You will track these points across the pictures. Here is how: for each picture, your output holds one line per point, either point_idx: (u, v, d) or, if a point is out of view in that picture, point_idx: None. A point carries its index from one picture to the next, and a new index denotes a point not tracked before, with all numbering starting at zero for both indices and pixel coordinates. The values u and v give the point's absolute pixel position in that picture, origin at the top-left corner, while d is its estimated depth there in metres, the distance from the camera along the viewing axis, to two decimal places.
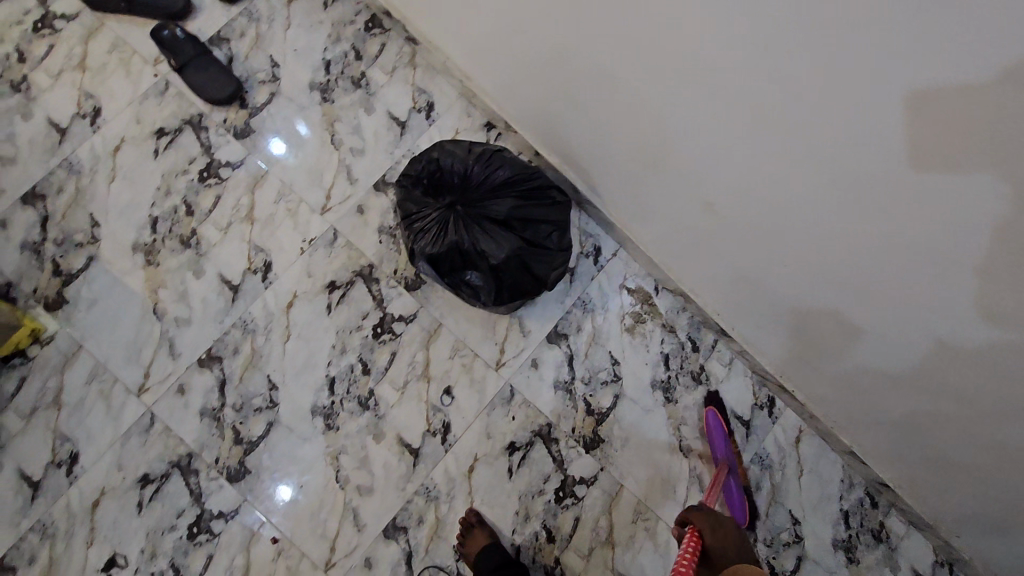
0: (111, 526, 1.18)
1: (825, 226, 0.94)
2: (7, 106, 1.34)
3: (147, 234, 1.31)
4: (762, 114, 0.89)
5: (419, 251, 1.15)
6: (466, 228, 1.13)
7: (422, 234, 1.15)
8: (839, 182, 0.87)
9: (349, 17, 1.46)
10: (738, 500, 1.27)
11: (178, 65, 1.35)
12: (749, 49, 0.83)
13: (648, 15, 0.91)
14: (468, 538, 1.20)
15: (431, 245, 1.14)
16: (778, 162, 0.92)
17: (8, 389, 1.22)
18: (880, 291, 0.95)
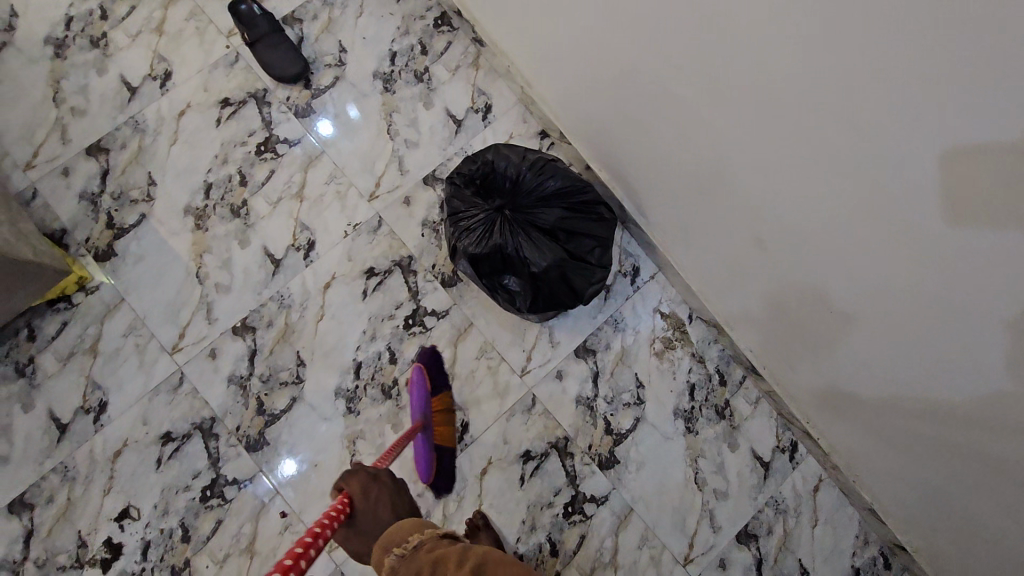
0: (129, 478, 1.21)
1: (878, 283, 0.92)
2: (85, 59, 1.39)
3: (199, 199, 1.35)
4: (826, 161, 0.87)
5: (461, 249, 1.16)
6: (511, 232, 1.14)
7: (465, 233, 1.15)
8: (895, 240, 0.85)
9: (419, 12, 1.49)
10: (423, 458, 1.20)
11: (250, 40, 1.39)
12: (820, 93, 0.81)
13: (717, 47, 0.91)
14: (473, 539, 1.18)
15: (475, 244, 1.14)
16: (835, 211, 0.91)
17: (49, 332, 1.26)
18: (926, 356, 0.92)
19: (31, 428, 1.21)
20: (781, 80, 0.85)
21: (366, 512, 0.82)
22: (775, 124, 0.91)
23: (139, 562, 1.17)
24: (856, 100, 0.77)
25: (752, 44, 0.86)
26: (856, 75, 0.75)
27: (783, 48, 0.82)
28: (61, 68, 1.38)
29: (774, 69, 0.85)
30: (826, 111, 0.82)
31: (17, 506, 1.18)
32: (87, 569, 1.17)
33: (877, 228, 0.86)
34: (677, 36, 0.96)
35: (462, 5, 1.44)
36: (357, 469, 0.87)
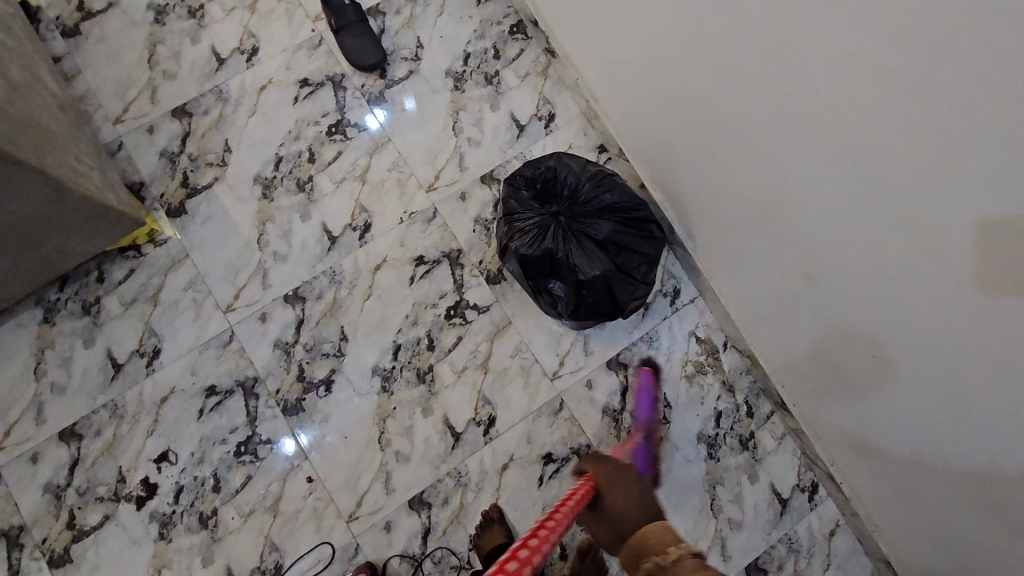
0: (171, 423, 1.27)
1: (919, 339, 0.92)
2: (181, 27, 1.48)
3: (269, 170, 1.42)
4: (880, 213, 0.88)
5: (513, 249, 1.19)
6: (563, 239, 1.18)
7: (517, 235, 1.19)
8: (940, 300, 0.85)
9: (497, 18, 1.54)
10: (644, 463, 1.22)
11: (336, 27, 1.45)
12: (881, 146, 0.83)
13: (787, 87, 0.93)
14: (485, 533, 1.23)
15: (527, 245, 1.18)
16: (882, 262, 0.92)
17: (116, 277, 1.34)
18: (956, 415, 0.92)
19: (89, 364, 1.29)
20: (844, 125, 0.87)
21: (616, 503, 0.96)
22: (833, 167, 0.92)
23: (171, 504, 1.24)
24: (916, 158, 0.79)
25: (821, 87, 0.87)
26: (921, 130, 0.76)
27: (851, 95, 0.83)
28: (158, 33, 1.47)
29: (838, 114, 0.86)
30: (886, 161, 0.83)
31: (68, 435, 1.26)
32: (123, 503, 1.23)
33: (924, 282, 0.86)
34: (747, 70, 0.98)
35: (539, 16, 1.49)
36: (606, 461, 1.05)
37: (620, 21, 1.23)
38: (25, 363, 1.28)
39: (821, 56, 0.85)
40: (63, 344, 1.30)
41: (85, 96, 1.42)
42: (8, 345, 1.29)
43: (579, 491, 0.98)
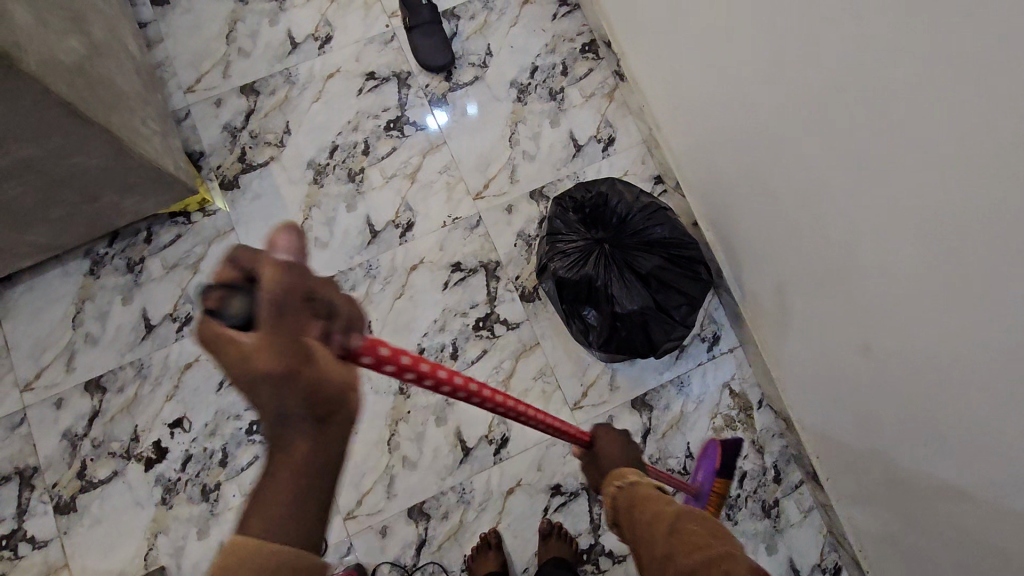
0: (191, 391, 1.28)
1: (974, 438, 0.84)
2: (262, 8, 1.51)
3: (323, 156, 1.43)
4: (951, 297, 0.81)
5: (551, 270, 1.16)
6: (604, 267, 1.14)
7: (557, 257, 1.16)
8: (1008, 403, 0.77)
9: (570, 35, 1.52)
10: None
11: (409, 25, 1.46)
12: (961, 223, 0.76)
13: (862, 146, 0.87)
14: (480, 556, 1.20)
15: (565, 269, 1.14)
16: (947, 348, 0.84)
17: (163, 240, 1.37)
18: (1002, 530, 0.83)
19: (124, 321, 1.32)
20: (922, 195, 0.80)
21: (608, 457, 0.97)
22: (905, 238, 0.85)
23: (178, 471, 1.25)
24: (997, 244, 0.72)
25: (901, 151, 0.81)
26: (1007, 213, 0.69)
27: (933, 166, 0.76)
28: (240, 11, 1.51)
29: (915, 182, 0.80)
30: (964, 241, 0.76)
31: (92, 386, 1.28)
32: (133, 462, 1.25)
33: (990, 378, 0.78)
34: (823, 122, 0.92)
35: (613, 37, 1.46)
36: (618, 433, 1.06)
37: (696, 54, 1.19)
38: (65, 311, 1.32)
39: (904, 120, 0.79)
40: (103, 298, 1.33)
41: (163, 63, 1.47)
42: (53, 290, 1.33)
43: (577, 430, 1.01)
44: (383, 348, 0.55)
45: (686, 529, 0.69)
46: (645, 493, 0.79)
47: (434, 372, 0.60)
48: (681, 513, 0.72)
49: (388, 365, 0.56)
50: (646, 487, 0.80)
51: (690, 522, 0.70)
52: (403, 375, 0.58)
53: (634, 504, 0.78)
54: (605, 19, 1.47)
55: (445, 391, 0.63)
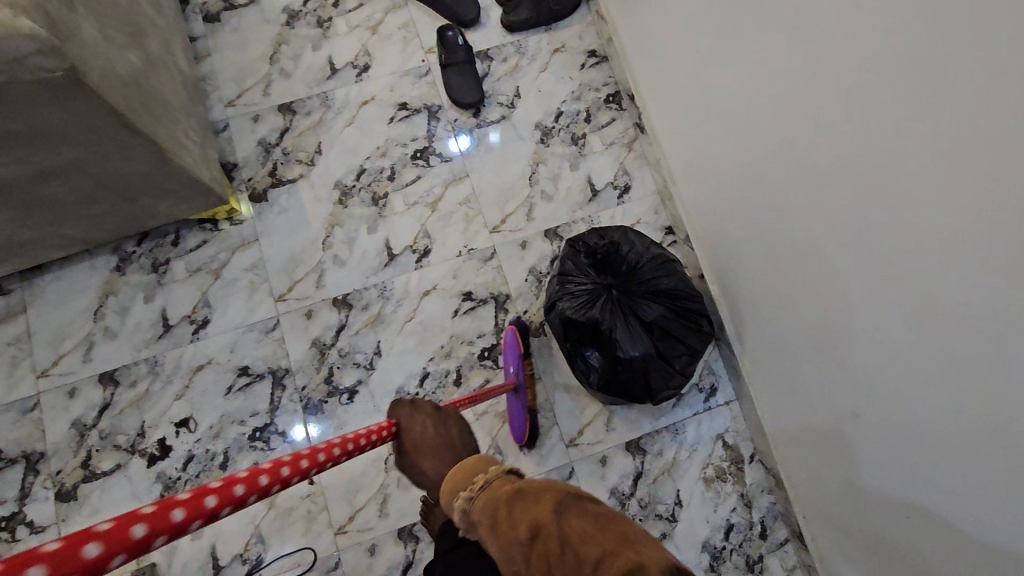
0: (200, 392, 1.32)
1: (960, 517, 0.87)
2: (307, 34, 1.59)
3: (351, 178, 1.49)
4: (944, 379, 0.85)
5: (559, 308, 1.21)
6: (610, 311, 1.19)
7: (566, 297, 1.21)
8: (995, 486, 0.80)
9: (595, 85, 1.60)
10: (520, 417, 1.28)
11: (444, 62, 1.54)
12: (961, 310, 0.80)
13: (868, 225, 0.92)
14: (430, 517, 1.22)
15: (574, 309, 1.19)
16: (937, 426, 0.87)
17: (189, 244, 1.42)
18: None
19: (144, 318, 1.37)
20: (923, 278, 0.84)
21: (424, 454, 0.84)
22: (904, 315, 0.89)
23: (179, 469, 1.28)
24: (993, 334, 0.76)
25: (904, 236, 0.86)
26: (1004, 306, 0.74)
27: (937, 253, 0.81)
28: (286, 35, 1.59)
29: (916, 266, 0.85)
30: (962, 327, 0.80)
31: (106, 378, 1.32)
32: (136, 457, 1.28)
33: (978, 460, 0.82)
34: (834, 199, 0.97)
35: (636, 92, 1.53)
36: (412, 416, 0.89)
37: (717, 118, 1.25)
38: (88, 302, 1.37)
39: (911, 209, 0.83)
40: (125, 294, 1.38)
41: (208, 76, 1.54)
42: (79, 282, 1.38)
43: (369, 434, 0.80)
44: (92, 547, 0.37)
45: (572, 529, 0.56)
46: (507, 492, 0.64)
47: (224, 500, 0.49)
48: (559, 508, 0.59)
49: (163, 537, 0.42)
50: (503, 486, 0.66)
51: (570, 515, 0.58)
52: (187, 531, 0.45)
53: (497, 505, 0.63)
54: (630, 75, 1.54)
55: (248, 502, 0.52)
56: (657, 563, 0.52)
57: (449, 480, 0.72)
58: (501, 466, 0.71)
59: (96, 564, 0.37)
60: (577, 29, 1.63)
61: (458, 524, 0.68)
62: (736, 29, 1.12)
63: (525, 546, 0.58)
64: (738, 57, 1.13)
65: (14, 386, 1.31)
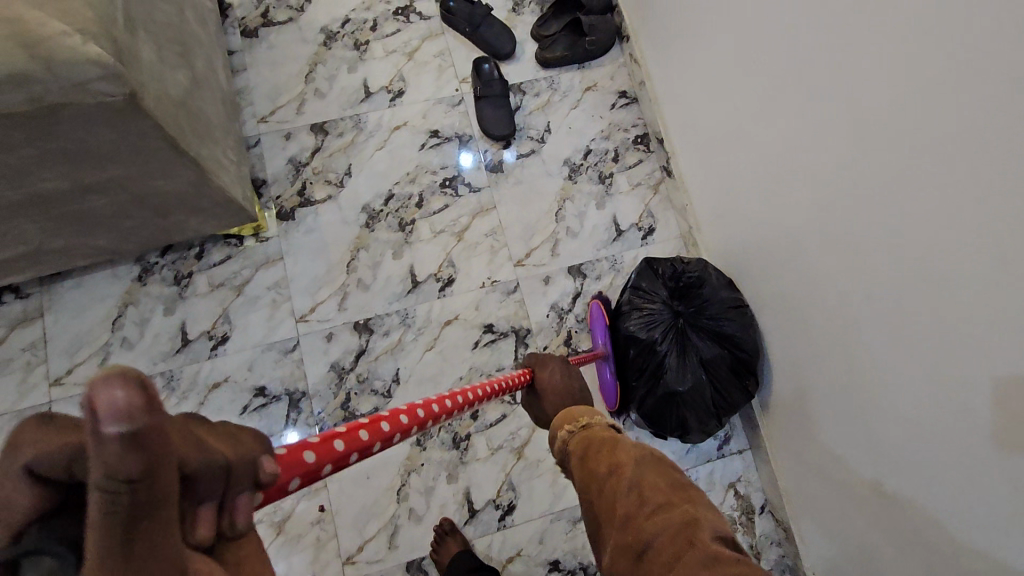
0: (215, 410, 1.31)
1: None
2: (343, 55, 1.59)
3: (379, 203, 1.48)
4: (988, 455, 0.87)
5: (624, 322, 1.25)
6: (671, 338, 1.23)
7: (634, 311, 1.25)
8: None
9: (625, 125, 1.62)
10: (612, 384, 1.29)
11: (479, 94, 1.55)
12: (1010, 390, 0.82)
13: None
14: (441, 546, 1.23)
15: (638, 326, 1.23)
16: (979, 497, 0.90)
17: (213, 258, 1.41)
18: None
19: (162, 331, 1.35)
20: None
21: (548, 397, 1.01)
22: (948, 391, 0.91)
23: None
24: None
25: None
26: None
27: None
28: (322, 54, 1.58)
29: None
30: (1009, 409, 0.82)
31: None
32: None
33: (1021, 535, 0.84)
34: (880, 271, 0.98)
35: (666, 136, 1.55)
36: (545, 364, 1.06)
37: (750, 172, 1.27)
38: (107, 312, 1.35)
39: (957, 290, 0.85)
40: (145, 305, 1.36)
41: (242, 90, 1.53)
42: (99, 291, 1.36)
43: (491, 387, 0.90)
44: (309, 455, 0.46)
45: (640, 475, 0.69)
46: (602, 437, 0.79)
47: (374, 436, 0.55)
48: (639, 460, 0.71)
49: (354, 455, 0.51)
50: (602, 432, 0.80)
51: (647, 469, 0.70)
52: (348, 462, 0.51)
53: (591, 444, 0.78)
54: (661, 119, 1.56)
55: (394, 440, 0.59)
56: (703, 522, 0.62)
57: (564, 415, 0.88)
58: (606, 420, 0.85)
59: (314, 469, 0.47)
60: (609, 70, 1.65)
61: (558, 454, 0.84)
62: (780, 92, 1.14)
63: (599, 479, 0.73)
64: (780, 119, 1.15)
65: (26, 394, 1.29)
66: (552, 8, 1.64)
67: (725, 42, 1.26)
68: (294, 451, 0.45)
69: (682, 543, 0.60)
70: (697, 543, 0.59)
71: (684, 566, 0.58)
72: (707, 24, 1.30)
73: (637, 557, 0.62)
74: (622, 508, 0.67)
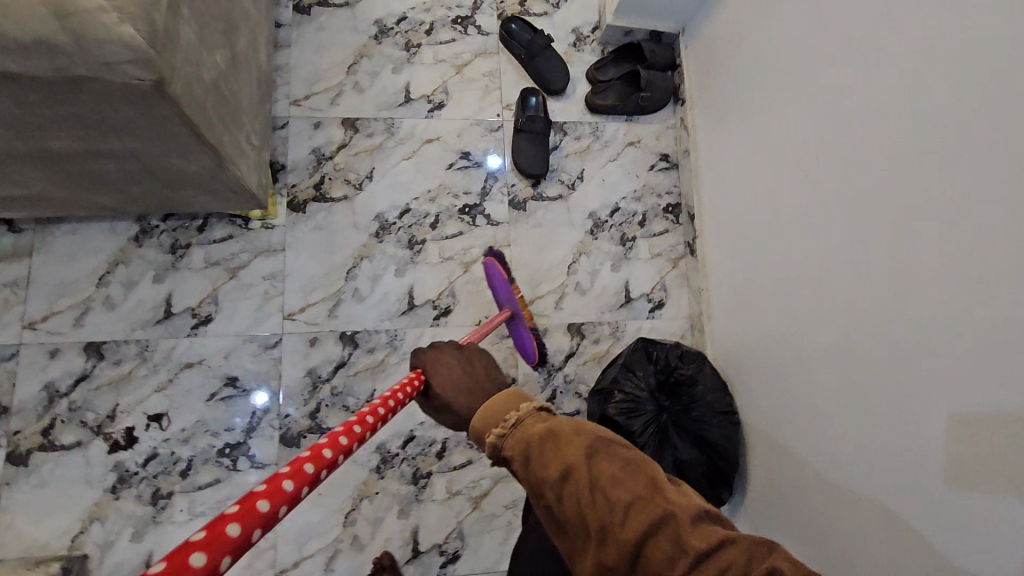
0: (182, 391, 1.28)
1: None
2: (392, 53, 1.54)
3: (393, 215, 1.44)
4: None
5: (606, 404, 1.22)
6: (651, 433, 1.20)
7: (617, 394, 1.22)
8: None
9: (659, 190, 1.57)
10: (528, 341, 1.28)
11: (520, 126, 1.50)
12: None
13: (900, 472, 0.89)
14: None
15: (619, 412, 1.20)
16: None
17: (215, 234, 1.37)
18: None
19: (147, 298, 1.32)
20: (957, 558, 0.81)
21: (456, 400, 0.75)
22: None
23: (138, 464, 1.24)
24: None
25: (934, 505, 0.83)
26: None
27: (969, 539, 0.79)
28: (370, 48, 1.53)
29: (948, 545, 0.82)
30: None
31: (92, 350, 1.28)
32: (99, 439, 1.24)
33: None
34: (877, 434, 0.94)
35: (699, 214, 1.50)
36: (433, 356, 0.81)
37: (773, 281, 1.23)
38: (96, 266, 1.32)
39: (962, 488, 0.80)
40: (137, 268, 1.33)
41: (280, 68, 1.48)
42: (94, 242, 1.33)
43: (400, 390, 0.76)
44: (197, 557, 0.41)
45: (604, 474, 0.54)
46: (538, 431, 0.59)
47: (276, 501, 0.49)
48: (591, 456, 0.56)
49: (256, 530, 0.46)
50: (536, 423, 0.60)
51: (607, 463, 0.55)
52: (249, 541, 0.46)
53: (529, 450, 0.58)
54: (698, 194, 1.51)
55: (310, 487, 0.55)
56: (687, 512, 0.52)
57: (479, 413, 0.64)
58: (529, 401, 0.64)
59: (206, 569, 0.41)
60: (656, 129, 1.60)
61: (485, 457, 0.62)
62: (820, 215, 1.09)
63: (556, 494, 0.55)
64: (813, 241, 1.10)
65: None
66: (615, 52, 1.60)
67: (778, 143, 1.21)
68: (215, 530, 0.43)
69: (682, 559, 0.49)
70: (685, 543, 0.50)
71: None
72: (766, 116, 1.25)
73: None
74: (596, 526, 0.52)
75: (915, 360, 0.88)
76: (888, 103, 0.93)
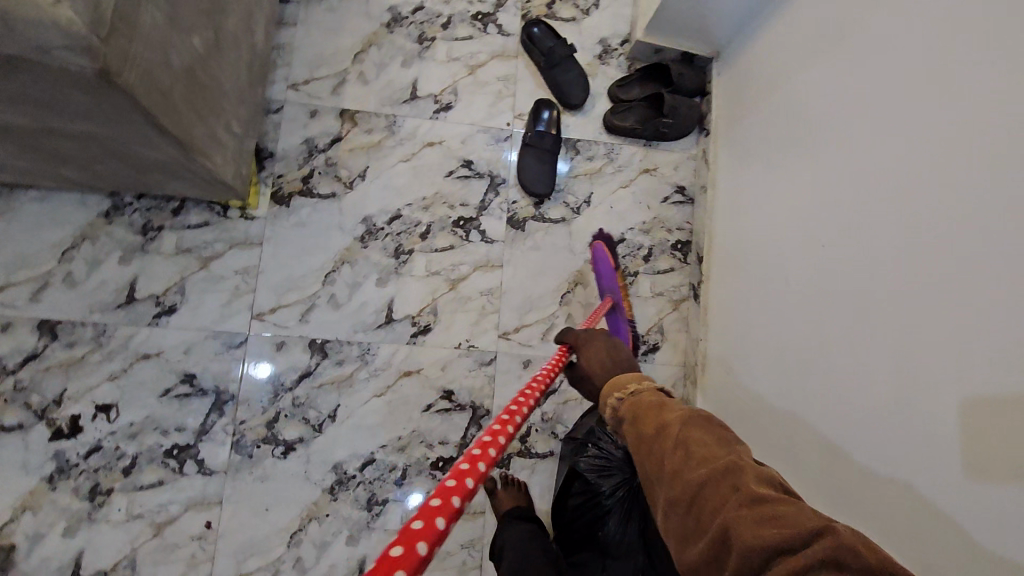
0: (135, 384, 1.21)
1: None
2: (402, 45, 1.43)
3: (382, 219, 1.35)
4: None
5: (578, 458, 1.16)
6: (618, 494, 1.09)
7: (590, 448, 1.16)
8: None
9: (669, 225, 1.46)
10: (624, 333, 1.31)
11: (528, 140, 1.39)
12: None
13: None
14: None
15: (589, 469, 1.13)
16: None
17: (190, 219, 1.28)
18: None
19: (110, 280, 1.24)
20: None
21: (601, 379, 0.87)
22: None
23: (80, 456, 1.17)
24: None
25: None
26: None
27: None
28: (380, 36, 1.43)
29: None
30: None
31: (46, 328, 1.21)
32: (42, 424, 1.17)
33: None
34: None
35: (707, 257, 1.40)
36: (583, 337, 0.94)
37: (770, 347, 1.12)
38: (61, 238, 1.24)
39: None
40: (103, 245, 1.25)
41: (282, 48, 1.38)
42: (61, 213, 1.25)
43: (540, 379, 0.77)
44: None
45: (691, 435, 0.60)
46: (652, 401, 0.68)
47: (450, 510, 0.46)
48: (686, 419, 0.62)
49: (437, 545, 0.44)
50: (654, 398, 0.70)
51: (694, 424, 0.61)
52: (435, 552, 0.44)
53: (641, 412, 0.68)
54: (709, 235, 1.40)
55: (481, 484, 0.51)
56: (755, 472, 0.53)
57: (609, 385, 0.78)
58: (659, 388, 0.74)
59: None
60: (676, 158, 1.49)
61: (611, 421, 0.75)
62: (825, 288, 0.98)
63: (649, 440, 0.64)
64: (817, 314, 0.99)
65: None
66: (643, 72, 1.49)
67: (796, 198, 1.09)
68: None
69: (732, 495, 0.51)
70: (740, 487, 0.52)
71: (734, 511, 0.50)
72: (788, 166, 1.13)
73: (687, 507, 0.54)
74: (671, 466, 0.58)
75: (901, 474, 0.78)
76: (912, 179, 0.82)
